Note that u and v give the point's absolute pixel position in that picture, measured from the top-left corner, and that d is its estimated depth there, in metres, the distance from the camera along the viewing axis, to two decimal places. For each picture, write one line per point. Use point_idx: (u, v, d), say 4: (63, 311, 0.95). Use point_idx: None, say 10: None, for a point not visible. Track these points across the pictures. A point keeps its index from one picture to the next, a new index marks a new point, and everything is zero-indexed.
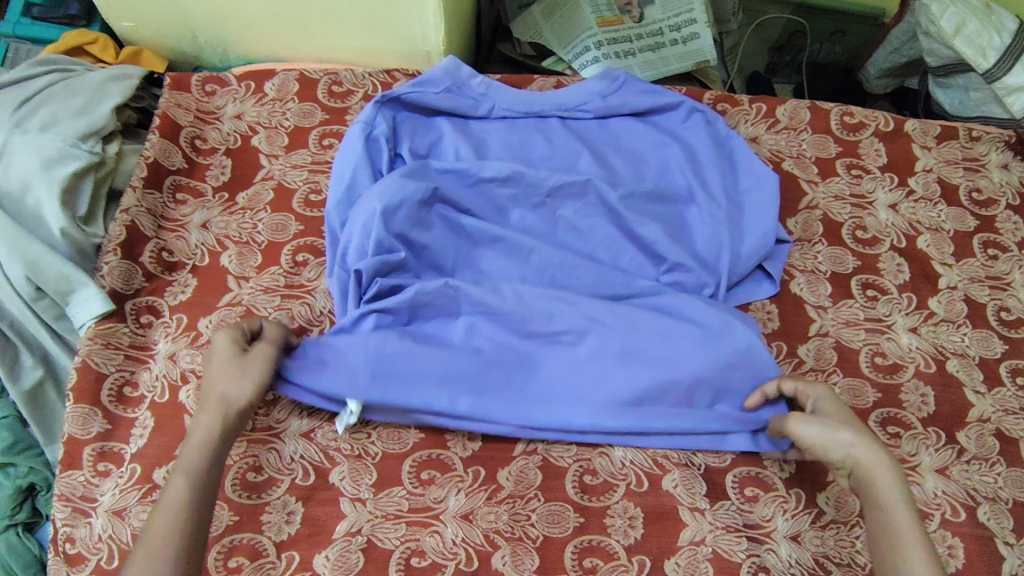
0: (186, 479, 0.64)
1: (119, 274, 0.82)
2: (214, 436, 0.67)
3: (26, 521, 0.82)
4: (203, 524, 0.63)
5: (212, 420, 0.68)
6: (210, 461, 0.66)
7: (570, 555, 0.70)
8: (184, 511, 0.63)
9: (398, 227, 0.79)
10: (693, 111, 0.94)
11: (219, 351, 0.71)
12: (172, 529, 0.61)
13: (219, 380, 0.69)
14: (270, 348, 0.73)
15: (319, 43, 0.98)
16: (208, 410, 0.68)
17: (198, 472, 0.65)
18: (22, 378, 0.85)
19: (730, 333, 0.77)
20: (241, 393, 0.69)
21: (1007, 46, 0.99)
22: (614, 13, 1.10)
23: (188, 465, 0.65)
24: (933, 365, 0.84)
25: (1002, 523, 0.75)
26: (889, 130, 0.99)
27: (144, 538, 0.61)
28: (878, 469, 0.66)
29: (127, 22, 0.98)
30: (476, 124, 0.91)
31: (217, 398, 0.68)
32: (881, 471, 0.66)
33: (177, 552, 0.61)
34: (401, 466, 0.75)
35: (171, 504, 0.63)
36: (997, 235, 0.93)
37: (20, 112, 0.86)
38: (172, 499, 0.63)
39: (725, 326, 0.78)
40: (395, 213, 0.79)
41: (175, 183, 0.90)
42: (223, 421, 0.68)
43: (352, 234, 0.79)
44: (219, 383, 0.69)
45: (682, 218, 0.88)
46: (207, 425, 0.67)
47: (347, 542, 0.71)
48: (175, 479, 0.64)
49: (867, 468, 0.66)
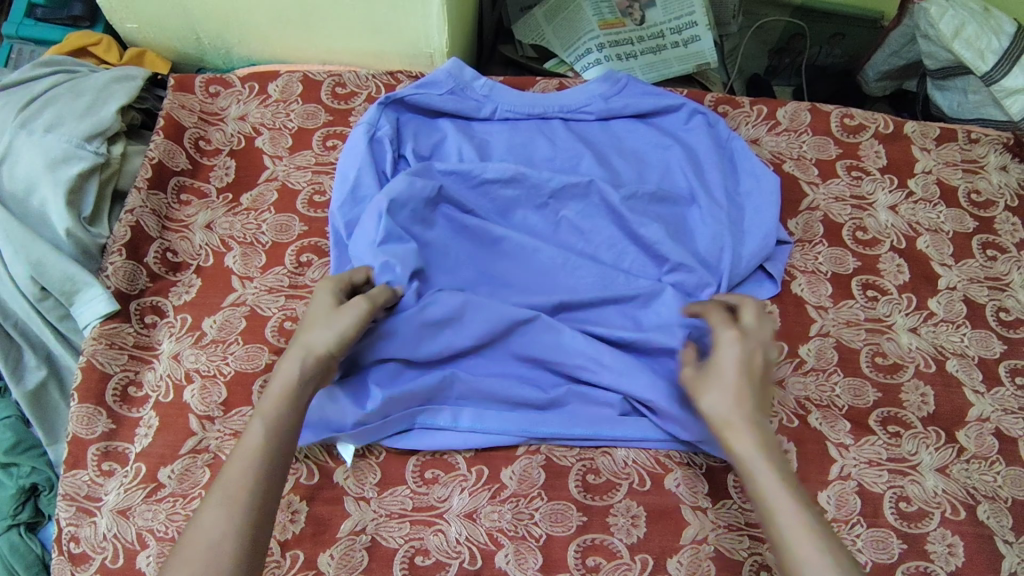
0: (263, 425, 0.61)
1: (123, 274, 0.83)
2: (291, 390, 0.63)
3: (30, 521, 0.83)
4: (275, 479, 0.60)
5: (292, 373, 0.64)
6: (287, 413, 0.62)
7: (573, 554, 0.71)
8: (256, 461, 0.59)
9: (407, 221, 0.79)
10: (694, 112, 0.94)
11: (321, 303, 0.69)
12: (241, 482, 0.58)
13: (308, 329, 0.66)
14: (367, 303, 0.68)
15: (322, 45, 0.98)
16: (287, 360, 0.65)
17: (275, 423, 0.61)
18: (25, 378, 0.85)
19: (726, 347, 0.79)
20: (322, 343, 0.65)
21: (1006, 49, 1.00)
22: (615, 16, 1.11)
23: (267, 416, 0.62)
24: (933, 365, 0.84)
25: (1002, 522, 0.76)
26: (889, 132, 1.00)
27: (217, 486, 0.58)
28: (737, 435, 0.63)
29: (130, 24, 0.98)
30: (478, 125, 0.92)
31: (294, 349, 0.65)
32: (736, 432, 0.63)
33: (244, 510, 0.57)
34: (405, 465, 0.75)
35: (245, 452, 0.59)
36: (996, 236, 0.94)
37: (26, 113, 0.86)
38: (245, 450, 0.60)
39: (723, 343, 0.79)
40: (401, 209, 0.79)
41: (179, 184, 0.90)
42: (301, 367, 0.64)
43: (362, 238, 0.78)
44: (308, 335, 0.66)
45: (683, 219, 0.88)
46: (286, 378, 0.63)
47: (351, 540, 0.71)
48: (253, 425, 0.61)
49: (729, 437, 0.63)
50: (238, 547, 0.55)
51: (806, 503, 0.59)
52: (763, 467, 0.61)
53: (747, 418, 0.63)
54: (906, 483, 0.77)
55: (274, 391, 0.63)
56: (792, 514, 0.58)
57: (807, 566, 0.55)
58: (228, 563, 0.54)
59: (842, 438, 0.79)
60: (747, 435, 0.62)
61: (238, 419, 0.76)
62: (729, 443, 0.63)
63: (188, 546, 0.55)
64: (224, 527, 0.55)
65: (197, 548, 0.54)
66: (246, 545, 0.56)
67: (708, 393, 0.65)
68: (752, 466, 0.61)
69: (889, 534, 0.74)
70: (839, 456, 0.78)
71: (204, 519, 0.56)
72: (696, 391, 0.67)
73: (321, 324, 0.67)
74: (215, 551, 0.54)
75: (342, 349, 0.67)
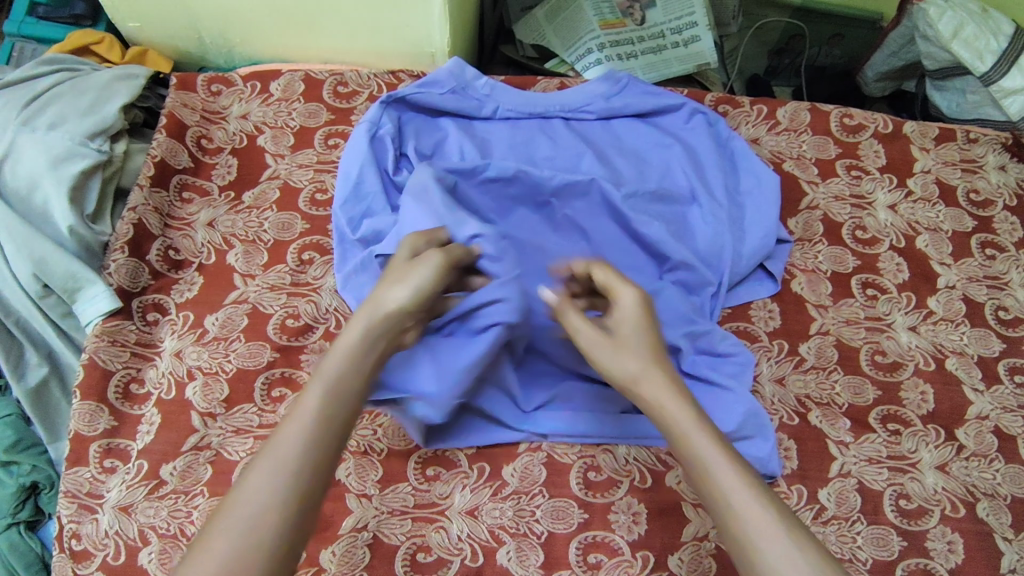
0: (323, 386, 0.56)
1: (125, 272, 0.83)
2: (357, 353, 0.57)
3: (30, 519, 0.82)
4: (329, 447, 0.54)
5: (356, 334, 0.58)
6: (349, 377, 0.57)
7: (575, 551, 0.71)
8: (309, 428, 0.54)
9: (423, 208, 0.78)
10: (695, 112, 0.95)
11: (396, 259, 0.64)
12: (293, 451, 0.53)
13: (379, 285, 0.61)
14: (442, 257, 0.63)
15: (324, 44, 0.98)
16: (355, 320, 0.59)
17: (336, 386, 0.56)
18: (26, 376, 0.85)
19: (727, 346, 0.80)
20: (394, 300, 0.59)
21: (1004, 50, 1.01)
22: (616, 16, 1.11)
23: (326, 378, 0.56)
24: (932, 363, 0.85)
25: (1001, 519, 0.76)
26: (888, 132, 1.00)
27: (267, 451, 0.53)
28: (649, 386, 0.58)
29: (132, 23, 0.98)
30: (479, 124, 0.92)
31: (364, 306, 0.60)
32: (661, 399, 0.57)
33: (293, 479, 0.52)
34: (406, 462, 0.75)
35: (300, 417, 0.54)
36: (994, 236, 0.94)
37: (28, 111, 0.86)
38: (301, 413, 0.55)
39: (725, 340, 0.80)
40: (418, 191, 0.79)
41: (181, 182, 0.90)
42: (366, 328, 0.58)
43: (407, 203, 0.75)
44: (380, 291, 0.60)
45: (684, 219, 0.88)
46: (351, 341, 0.58)
47: (353, 537, 0.71)
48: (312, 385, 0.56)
49: (643, 391, 0.58)
50: (282, 520, 0.51)
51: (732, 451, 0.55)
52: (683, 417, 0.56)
53: (665, 376, 0.59)
54: (905, 481, 0.77)
55: (337, 350, 0.57)
56: (724, 463, 0.54)
57: (755, 525, 0.51)
58: (270, 538, 0.50)
59: (842, 435, 0.79)
60: (662, 386, 0.58)
61: (240, 416, 0.76)
62: (642, 397, 0.58)
63: (229, 515, 0.51)
64: (268, 497, 0.51)
65: (239, 515, 0.50)
66: (291, 519, 0.51)
67: (611, 348, 0.60)
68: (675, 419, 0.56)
69: (889, 531, 0.74)
70: (839, 454, 0.78)
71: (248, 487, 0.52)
72: (596, 349, 0.61)
73: (397, 281, 0.60)
74: (256, 523, 0.50)
75: (416, 308, 0.60)
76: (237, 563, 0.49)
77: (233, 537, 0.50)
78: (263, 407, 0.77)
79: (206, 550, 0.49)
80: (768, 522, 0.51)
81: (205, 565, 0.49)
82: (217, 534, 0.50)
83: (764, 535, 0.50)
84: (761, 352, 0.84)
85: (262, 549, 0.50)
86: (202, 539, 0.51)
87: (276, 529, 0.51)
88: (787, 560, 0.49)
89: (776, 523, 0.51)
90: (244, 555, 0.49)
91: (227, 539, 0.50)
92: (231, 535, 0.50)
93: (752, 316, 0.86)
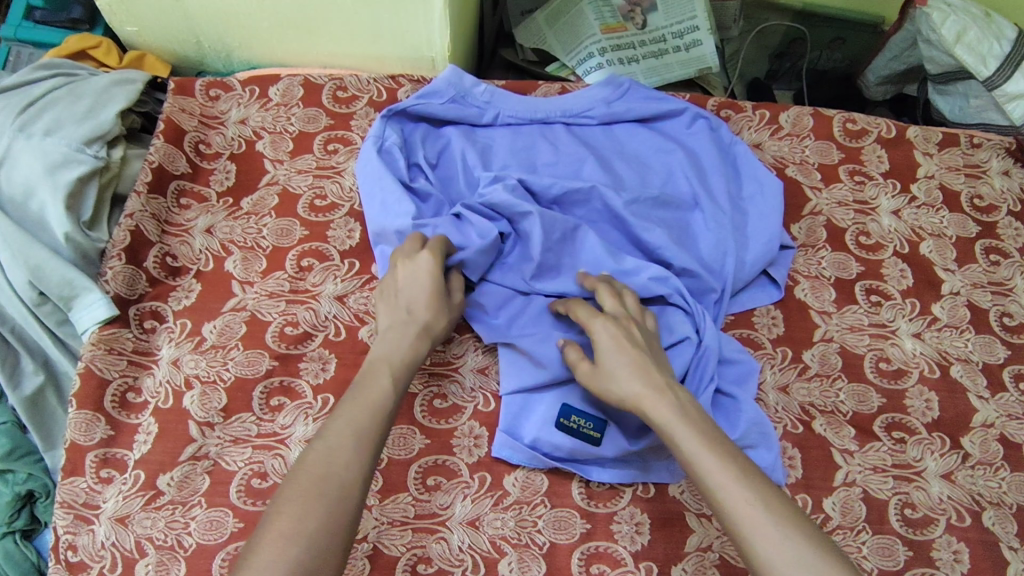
0: (391, 374, 0.65)
1: (122, 279, 0.82)
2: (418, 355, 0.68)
3: (25, 528, 0.81)
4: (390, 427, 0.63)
5: (408, 338, 0.68)
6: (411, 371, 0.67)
7: (577, 562, 0.70)
8: (379, 410, 0.63)
9: (546, 221, 0.81)
10: (697, 117, 0.93)
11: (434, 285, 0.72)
12: (372, 426, 0.61)
13: (424, 310, 0.70)
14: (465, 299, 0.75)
15: (324, 48, 0.98)
16: (400, 326, 0.69)
17: (399, 372, 0.66)
18: (22, 385, 0.84)
19: (737, 352, 0.80)
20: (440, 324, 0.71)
21: (1008, 54, 1.00)
22: (617, 20, 1.11)
23: (393, 367, 0.66)
24: (937, 370, 0.84)
25: (1007, 529, 0.75)
26: (892, 137, 1.00)
27: (349, 427, 0.60)
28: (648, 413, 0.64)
29: (130, 27, 0.98)
30: (482, 131, 0.91)
31: (417, 324, 0.70)
32: (646, 407, 0.64)
33: (366, 450, 0.60)
34: (407, 472, 0.74)
35: (371, 399, 0.63)
36: (998, 241, 0.94)
37: (23, 117, 0.85)
38: (373, 397, 0.63)
39: (735, 348, 0.81)
40: (548, 220, 0.81)
41: (179, 188, 0.89)
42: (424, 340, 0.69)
43: (539, 215, 0.80)
44: (426, 316, 0.70)
45: (687, 225, 0.87)
46: (402, 342, 0.68)
47: (352, 549, 0.70)
48: (380, 373, 0.65)
49: (647, 410, 0.64)
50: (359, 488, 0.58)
51: (727, 459, 0.59)
52: (685, 430, 0.61)
53: (648, 387, 0.65)
54: (910, 490, 0.77)
55: (403, 346, 0.68)
56: (712, 466, 0.58)
57: (733, 508, 0.56)
58: (351, 506, 0.56)
59: (847, 443, 0.79)
60: (660, 407, 0.63)
61: (239, 425, 0.76)
62: (649, 416, 0.64)
63: (313, 481, 0.56)
64: (356, 473, 0.58)
65: (323, 478, 0.56)
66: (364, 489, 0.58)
67: (603, 378, 0.68)
68: (675, 435, 0.61)
69: (894, 541, 0.74)
70: (843, 462, 0.78)
71: (333, 457, 0.58)
72: (598, 382, 0.68)
73: (435, 305, 0.71)
74: (345, 492, 0.57)
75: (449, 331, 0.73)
76: (327, 525, 0.54)
77: (328, 499, 0.56)
78: (261, 416, 0.76)
79: (287, 516, 0.54)
80: (751, 511, 0.55)
81: (298, 523, 0.54)
82: (301, 496, 0.55)
83: (764, 533, 0.54)
84: (765, 359, 0.83)
85: (347, 513, 0.56)
86: (277, 517, 0.54)
87: (358, 499, 0.57)
88: (781, 556, 0.53)
89: (772, 522, 0.54)
90: (333, 515, 0.55)
91: (320, 504, 0.55)
92: (321, 496, 0.55)
93: (755, 323, 0.85)
